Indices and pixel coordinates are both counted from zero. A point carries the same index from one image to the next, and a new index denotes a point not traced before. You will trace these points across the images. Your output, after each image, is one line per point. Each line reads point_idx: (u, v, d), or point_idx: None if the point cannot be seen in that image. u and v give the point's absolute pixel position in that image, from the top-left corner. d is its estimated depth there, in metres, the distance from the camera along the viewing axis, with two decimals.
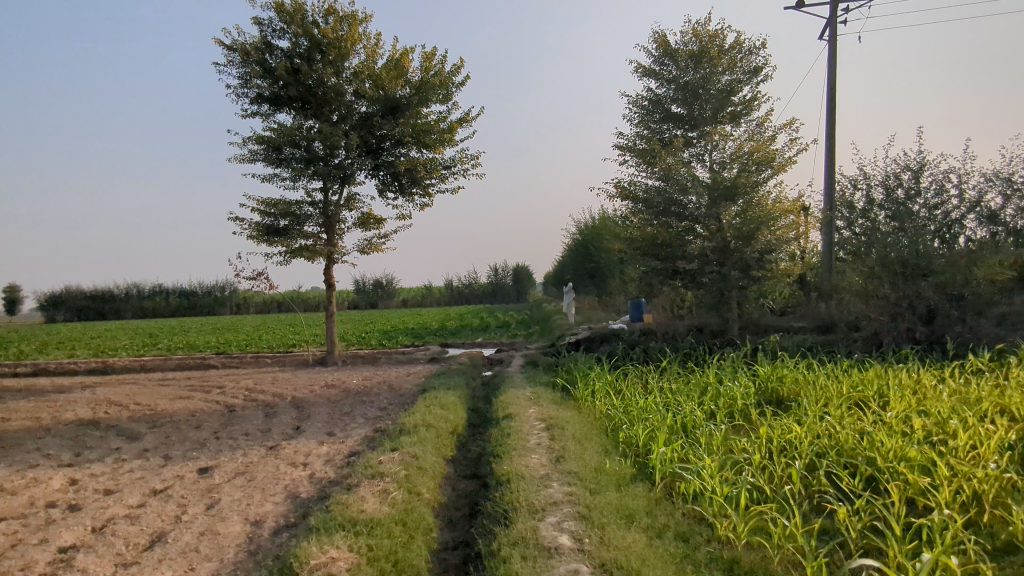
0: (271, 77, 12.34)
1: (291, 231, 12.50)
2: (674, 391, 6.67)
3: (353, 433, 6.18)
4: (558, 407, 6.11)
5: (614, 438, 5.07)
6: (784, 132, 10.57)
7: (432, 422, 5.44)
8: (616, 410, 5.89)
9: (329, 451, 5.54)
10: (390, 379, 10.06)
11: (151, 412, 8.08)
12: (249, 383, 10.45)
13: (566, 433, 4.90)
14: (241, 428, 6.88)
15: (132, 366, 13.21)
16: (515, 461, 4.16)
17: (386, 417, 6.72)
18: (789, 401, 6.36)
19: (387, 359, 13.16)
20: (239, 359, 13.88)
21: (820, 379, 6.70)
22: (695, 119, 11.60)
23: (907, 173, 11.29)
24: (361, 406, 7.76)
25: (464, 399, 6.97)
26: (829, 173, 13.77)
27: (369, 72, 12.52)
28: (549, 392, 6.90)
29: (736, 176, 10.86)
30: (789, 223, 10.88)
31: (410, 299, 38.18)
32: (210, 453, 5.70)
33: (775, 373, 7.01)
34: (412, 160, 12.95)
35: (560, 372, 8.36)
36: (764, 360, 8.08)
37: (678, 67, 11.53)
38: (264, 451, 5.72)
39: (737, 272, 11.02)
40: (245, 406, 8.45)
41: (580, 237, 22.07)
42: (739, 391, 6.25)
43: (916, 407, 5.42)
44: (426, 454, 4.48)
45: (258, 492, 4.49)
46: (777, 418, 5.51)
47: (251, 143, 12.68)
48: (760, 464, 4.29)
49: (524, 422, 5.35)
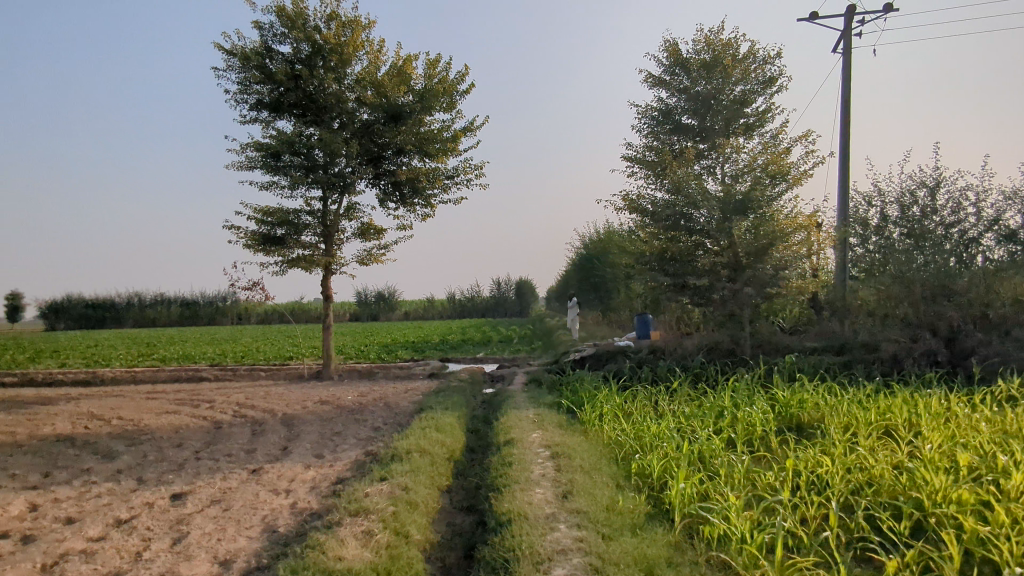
0: (271, 82, 12.08)
1: (288, 240, 12.14)
2: (687, 415, 6.24)
3: (343, 457, 5.74)
4: (563, 432, 5.67)
5: (627, 469, 4.66)
6: (799, 145, 10.21)
7: (426, 448, 5.00)
8: (626, 436, 5.46)
9: (315, 477, 5.11)
10: (386, 396, 9.62)
11: (133, 428, 7.65)
12: (240, 398, 10.01)
13: (574, 462, 4.47)
14: (225, 447, 6.45)
15: (122, 378, 12.79)
16: (517, 496, 3.72)
17: (379, 439, 6.28)
18: (812, 429, 5.94)
19: (385, 374, 12.75)
20: (233, 371, 13.47)
21: (844, 405, 6.28)
22: (706, 131, 11.24)
23: (923, 189, 10.87)
24: (354, 426, 7.32)
25: (463, 420, 6.56)
26: (842, 188, 13.40)
27: (371, 79, 12.19)
28: (553, 415, 6.47)
29: (749, 189, 10.48)
30: (804, 238, 10.53)
31: (412, 311, 37.81)
32: (186, 477, 5.27)
33: (796, 398, 6.59)
34: (414, 170, 12.63)
35: (565, 392, 7.93)
36: (780, 382, 7.66)
37: (690, 77, 11.24)
38: (245, 475, 5.28)
39: (749, 289, 10.59)
40: (233, 422, 8.03)
41: (584, 252, 21.72)
42: (758, 417, 5.82)
43: (954, 439, 4.99)
44: (419, 486, 4.04)
45: (232, 525, 4.05)
46: (802, 449, 5.09)
47: (249, 150, 12.38)
48: (791, 504, 3.87)
49: (527, 448, 4.91)
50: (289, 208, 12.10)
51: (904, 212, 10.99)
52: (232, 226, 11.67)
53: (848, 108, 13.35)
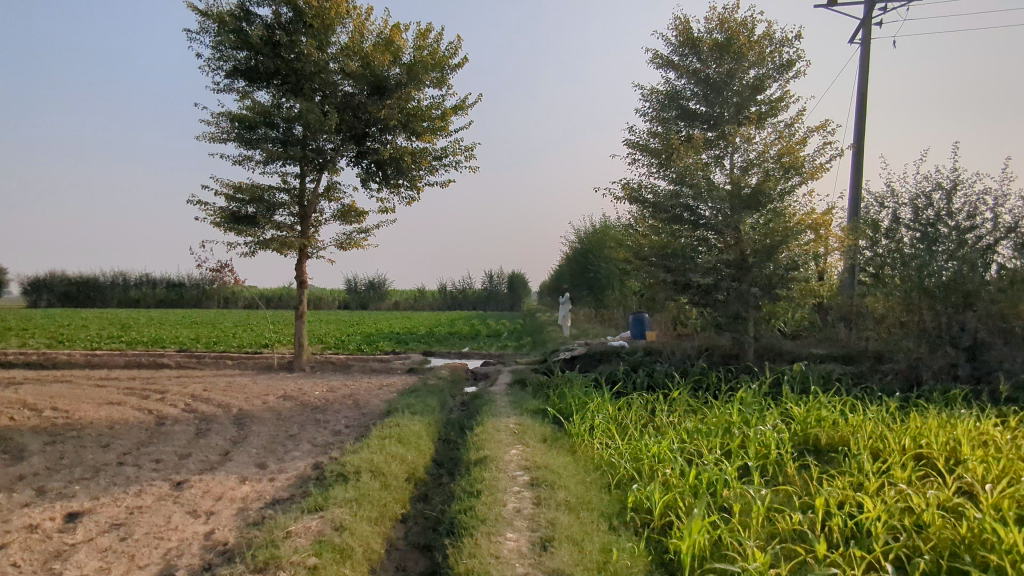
0: (248, 49, 11.20)
1: (259, 219, 11.25)
2: (690, 431, 5.45)
3: (287, 470, 4.88)
4: (547, 448, 4.86)
5: (621, 501, 3.88)
6: (817, 135, 9.43)
7: (380, 465, 4.15)
8: (621, 457, 4.65)
9: (247, 495, 4.28)
10: (356, 392, 8.77)
11: (63, 421, 6.74)
12: (197, 389, 9.13)
13: (556, 493, 3.66)
14: (157, 450, 5.57)
15: (77, 363, 11.85)
16: (480, 548, 2.89)
17: (335, 448, 5.41)
18: (834, 455, 5.16)
19: (362, 367, 11.89)
20: (198, 358, 12.55)
21: (869, 426, 5.52)
22: (715, 118, 10.41)
23: (938, 192, 9.59)
24: (312, 429, 6.45)
25: (433, 428, 5.73)
26: (855, 185, 12.60)
27: (357, 49, 11.22)
28: (537, 425, 5.65)
29: (760, 181, 9.74)
30: (815, 237, 9.68)
31: (402, 301, 36.89)
32: (93, 489, 4.38)
33: (812, 413, 5.82)
34: (401, 150, 11.75)
35: (551, 396, 7.11)
36: (790, 393, 6.89)
37: (701, 59, 10.40)
38: (164, 488, 4.40)
39: (757, 290, 9.74)
40: (179, 418, 7.14)
41: (580, 246, 20.82)
42: (773, 438, 5.04)
43: (1011, 475, 4.23)
44: (358, 522, 3.21)
45: (123, 562, 3.20)
46: (830, 483, 4.32)
47: (222, 120, 11.49)
48: (831, 564, 3.11)
49: (502, 471, 4.09)
50: (262, 185, 11.23)
51: (916, 212, 9.53)
52: (198, 202, 10.79)
53: (864, 102, 12.56)
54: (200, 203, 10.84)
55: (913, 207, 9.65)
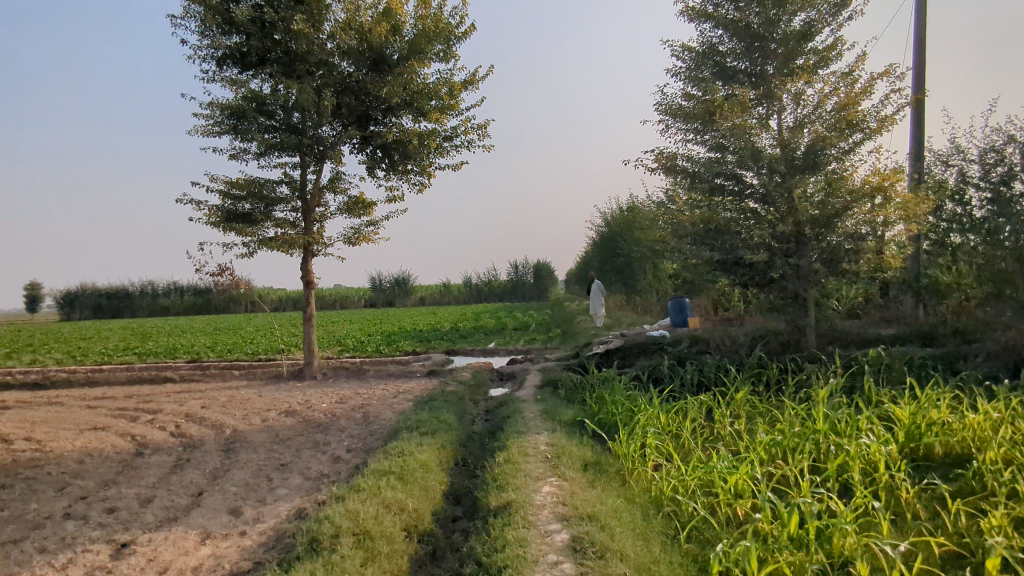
0: (236, 30, 10.22)
1: (256, 217, 10.33)
2: (769, 447, 4.31)
3: (264, 520, 3.89)
4: (590, 481, 3.79)
5: (702, 566, 2.81)
6: (881, 82, 8.08)
7: (369, 522, 3.12)
8: (689, 492, 3.57)
9: (202, 564, 3.29)
10: (367, 403, 7.79)
11: (28, 456, 5.86)
12: (194, 406, 8.25)
13: (609, 567, 2.57)
14: (119, 493, 4.63)
15: (78, 381, 11.10)
16: None
17: (326, 485, 4.41)
18: (961, 471, 4.02)
19: (377, 371, 10.93)
20: (206, 369, 11.73)
21: (999, 426, 4.35)
22: (758, 74, 9.14)
23: (1015, 142, 8.24)
24: (307, 455, 5.44)
25: (447, 456, 4.70)
26: (915, 141, 11.19)
27: (351, 23, 10.11)
28: (577, 446, 4.55)
29: (814, 141, 8.45)
30: (880, 202, 8.31)
31: (428, 297, 36.18)
32: (11, 560, 3.45)
33: (919, 409, 4.65)
34: (405, 132, 10.74)
35: (589, 403, 6.03)
36: (877, 387, 5.71)
37: (737, 6, 9.07)
38: (102, 556, 3.46)
39: (818, 266, 8.46)
40: (162, 446, 6.21)
41: (608, 230, 19.65)
42: (882, 453, 3.90)
43: None
44: None
45: None
46: (982, 522, 3.18)
47: (212, 112, 10.56)
48: None
49: (531, 526, 3.02)
50: (260, 180, 10.31)
51: (985, 170, 8.29)
52: (191, 202, 9.90)
53: (922, 46, 11.12)
54: (192, 202, 9.94)
55: (984, 165, 8.30)
